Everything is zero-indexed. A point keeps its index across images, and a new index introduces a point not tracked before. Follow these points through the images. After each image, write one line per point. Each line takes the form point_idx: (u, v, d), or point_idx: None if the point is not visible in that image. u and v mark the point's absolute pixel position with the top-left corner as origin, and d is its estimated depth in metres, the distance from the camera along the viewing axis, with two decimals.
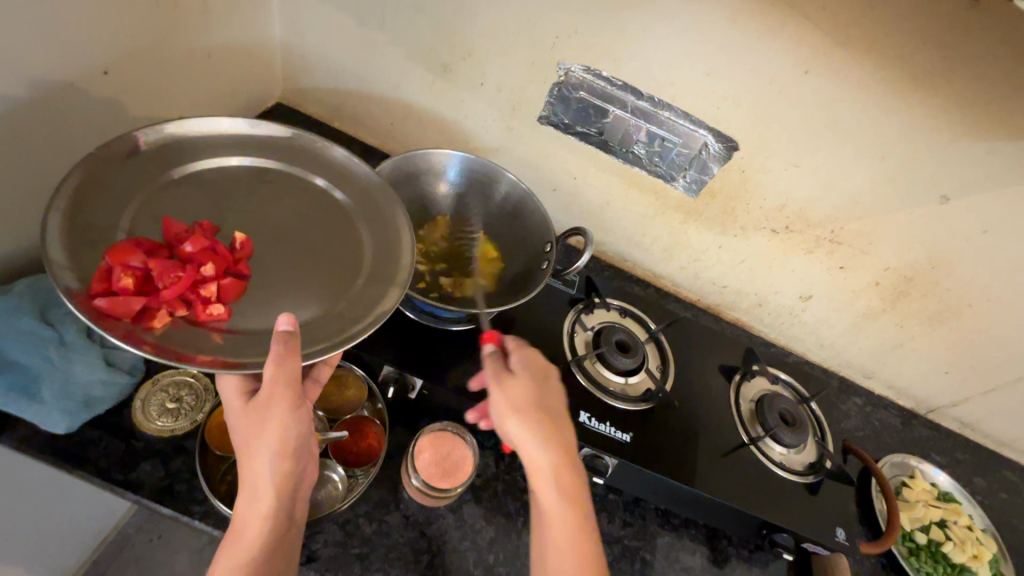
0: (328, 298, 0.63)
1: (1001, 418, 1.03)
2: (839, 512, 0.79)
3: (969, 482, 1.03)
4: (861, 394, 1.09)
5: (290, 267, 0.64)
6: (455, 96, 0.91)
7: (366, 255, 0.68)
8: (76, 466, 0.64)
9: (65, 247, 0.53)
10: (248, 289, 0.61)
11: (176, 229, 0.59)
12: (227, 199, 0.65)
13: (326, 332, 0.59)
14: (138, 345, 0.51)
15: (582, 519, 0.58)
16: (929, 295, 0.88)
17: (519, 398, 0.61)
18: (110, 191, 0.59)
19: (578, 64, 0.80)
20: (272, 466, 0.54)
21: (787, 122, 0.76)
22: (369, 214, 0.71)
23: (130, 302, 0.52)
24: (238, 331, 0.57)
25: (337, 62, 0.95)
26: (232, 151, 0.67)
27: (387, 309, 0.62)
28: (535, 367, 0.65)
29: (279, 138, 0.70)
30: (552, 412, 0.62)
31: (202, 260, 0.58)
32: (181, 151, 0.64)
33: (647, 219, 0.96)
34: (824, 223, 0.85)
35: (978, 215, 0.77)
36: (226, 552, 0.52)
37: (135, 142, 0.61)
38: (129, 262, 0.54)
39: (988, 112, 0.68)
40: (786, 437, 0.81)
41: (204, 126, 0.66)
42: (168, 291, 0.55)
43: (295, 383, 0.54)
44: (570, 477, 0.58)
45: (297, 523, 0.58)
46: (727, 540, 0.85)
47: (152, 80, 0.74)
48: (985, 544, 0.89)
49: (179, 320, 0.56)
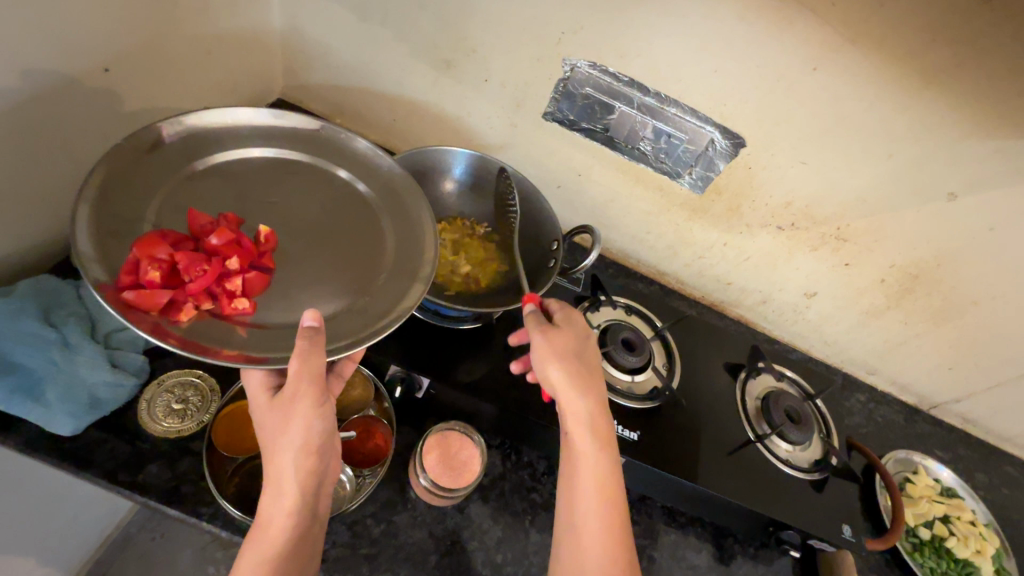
0: (352, 291, 0.63)
1: (1003, 415, 1.04)
2: (844, 509, 0.80)
3: (971, 477, 1.04)
4: (864, 390, 1.09)
5: (312, 261, 0.63)
6: (459, 94, 0.91)
7: (388, 247, 0.67)
8: (80, 468, 0.63)
9: (91, 239, 0.53)
10: (272, 282, 0.60)
11: (200, 221, 0.59)
12: (250, 191, 0.65)
13: (352, 328, 0.59)
14: (166, 339, 0.50)
15: (612, 482, 0.59)
16: (934, 292, 0.88)
17: (566, 349, 0.63)
18: (134, 183, 0.58)
19: (584, 60, 0.79)
20: (295, 464, 0.53)
21: (793, 120, 0.75)
22: (391, 206, 0.71)
23: (156, 296, 0.52)
24: (263, 325, 0.57)
25: (339, 58, 0.94)
26: (254, 142, 0.67)
27: (412, 304, 0.61)
28: (575, 326, 0.66)
29: (300, 129, 0.70)
30: (588, 365, 0.64)
31: (227, 252, 0.57)
32: (202, 142, 0.64)
33: (652, 216, 0.95)
34: (830, 220, 0.85)
35: (985, 213, 0.77)
36: (251, 547, 0.52)
37: (158, 135, 0.60)
38: (156, 253, 0.54)
39: (998, 110, 0.67)
40: (791, 434, 0.81)
41: (226, 117, 0.65)
42: (195, 283, 0.54)
43: (319, 380, 0.53)
44: (603, 426, 0.61)
45: (321, 517, 0.57)
46: (733, 538, 0.85)
47: (152, 78, 0.74)
48: (988, 539, 0.90)
49: (205, 314, 0.55)
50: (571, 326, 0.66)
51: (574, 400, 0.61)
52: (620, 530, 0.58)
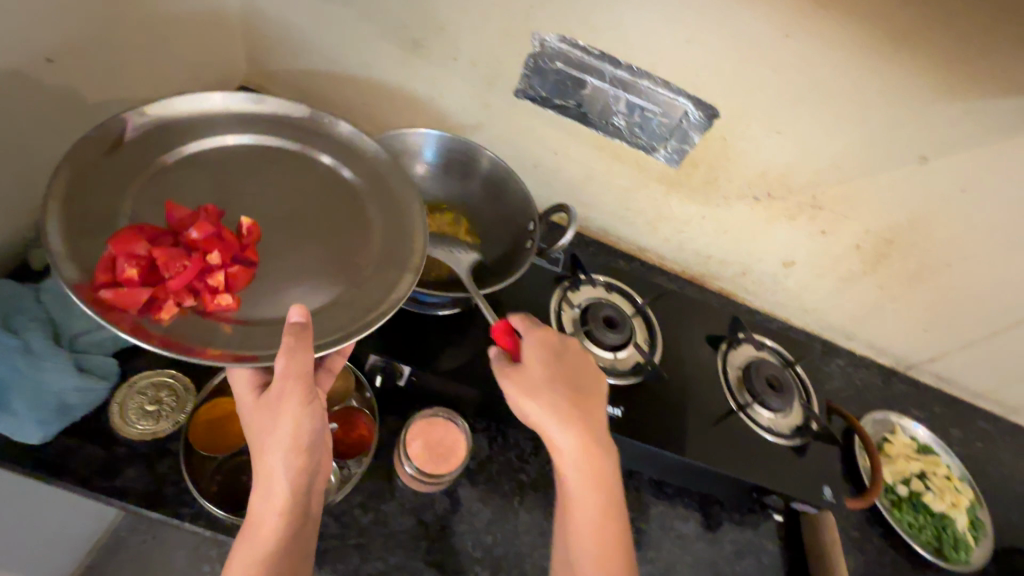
0: (341, 282, 0.61)
1: (976, 372, 1.07)
2: (825, 472, 0.81)
3: (946, 434, 1.07)
4: (843, 355, 1.11)
5: (298, 253, 0.62)
6: (429, 73, 0.88)
7: (378, 236, 0.66)
8: (54, 476, 0.62)
9: (63, 237, 0.51)
10: (257, 277, 0.59)
11: (178, 214, 0.57)
12: (229, 182, 0.63)
13: (341, 322, 0.58)
14: (147, 340, 0.49)
15: (604, 511, 0.60)
16: (908, 255, 0.89)
17: (539, 383, 0.61)
18: (107, 177, 0.57)
19: (553, 34, 0.77)
20: (284, 463, 0.53)
21: (767, 89, 0.75)
22: (379, 192, 0.69)
23: (135, 294, 0.50)
24: (248, 321, 0.56)
25: (301, 41, 0.90)
26: (230, 129, 0.64)
27: (402, 296, 0.60)
28: (548, 348, 0.64)
29: (279, 113, 0.68)
30: (570, 391, 0.62)
31: (207, 247, 0.55)
32: (174, 133, 0.62)
33: (630, 191, 0.95)
34: (805, 188, 0.85)
35: (957, 175, 0.78)
36: (242, 549, 0.52)
37: (125, 127, 0.59)
38: (133, 250, 0.52)
39: (968, 69, 0.67)
40: (773, 402, 0.83)
41: (198, 104, 0.63)
42: (175, 280, 0.53)
43: (306, 377, 0.52)
44: (593, 459, 0.60)
45: (315, 515, 0.57)
46: (719, 506, 0.87)
47: (102, 69, 0.70)
48: (962, 492, 0.93)
49: (187, 311, 0.54)
50: (542, 352, 0.63)
51: (557, 441, 0.60)
52: (615, 560, 0.59)
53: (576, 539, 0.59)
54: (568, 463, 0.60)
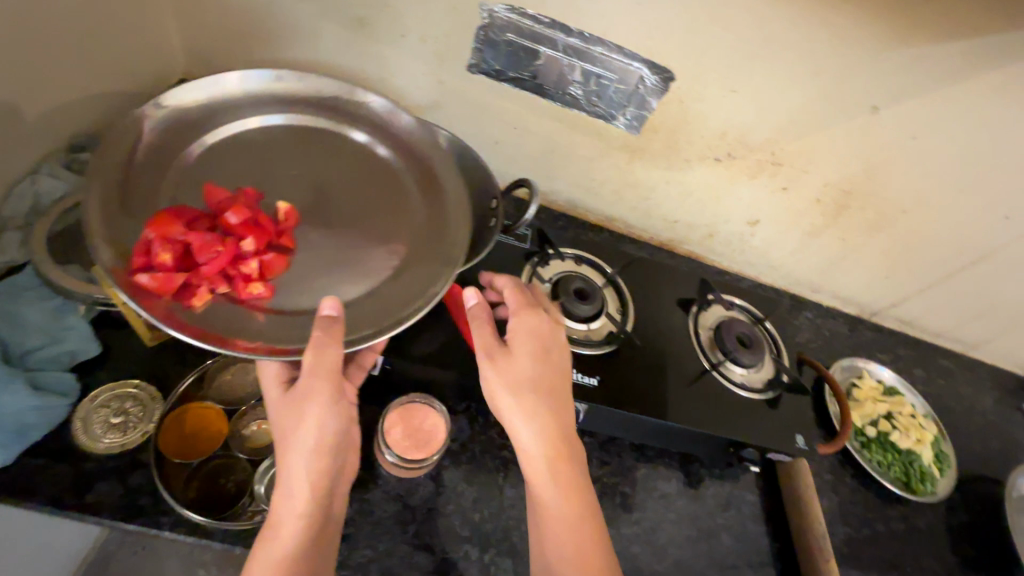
0: (388, 263, 0.62)
1: (937, 313, 1.10)
2: (798, 421, 0.84)
3: (910, 374, 1.11)
4: (811, 307, 1.13)
5: (339, 235, 0.63)
6: (378, 53, 0.85)
7: (419, 214, 0.67)
8: (22, 498, 0.60)
9: (104, 220, 0.55)
10: (294, 263, 0.60)
11: (218, 198, 0.60)
12: (260, 167, 0.65)
13: (375, 319, 0.57)
14: (181, 328, 0.51)
15: (580, 509, 0.60)
16: (867, 205, 0.91)
17: (518, 378, 0.61)
18: (147, 162, 0.60)
19: (501, 4, 0.75)
20: (308, 462, 0.53)
21: (719, 49, 0.74)
22: (416, 172, 0.70)
23: (172, 278, 0.53)
24: (280, 310, 0.57)
25: (241, 28, 0.86)
26: (255, 112, 0.66)
27: (437, 290, 0.59)
28: (533, 341, 0.64)
29: (311, 92, 0.69)
30: (548, 388, 0.62)
31: (242, 233, 0.57)
32: (201, 117, 0.64)
33: (593, 161, 0.94)
34: (764, 146, 0.86)
35: (908, 122, 0.79)
36: (262, 554, 0.51)
37: (147, 116, 0.61)
38: (171, 235, 0.55)
39: (913, 15, 0.67)
40: (744, 359, 0.84)
41: (223, 87, 0.65)
42: (209, 267, 0.55)
43: (334, 374, 0.52)
44: (564, 456, 0.60)
45: (331, 521, 0.57)
46: (699, 463, 0.89)
47: (26, 72, 0.66)
48: (926, 428, 0.97)
49: (221, 297, 0.56)
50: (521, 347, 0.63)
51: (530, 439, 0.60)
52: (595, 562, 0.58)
53: (551, 541, 0.59)
54: (540, 461, 0.60)
